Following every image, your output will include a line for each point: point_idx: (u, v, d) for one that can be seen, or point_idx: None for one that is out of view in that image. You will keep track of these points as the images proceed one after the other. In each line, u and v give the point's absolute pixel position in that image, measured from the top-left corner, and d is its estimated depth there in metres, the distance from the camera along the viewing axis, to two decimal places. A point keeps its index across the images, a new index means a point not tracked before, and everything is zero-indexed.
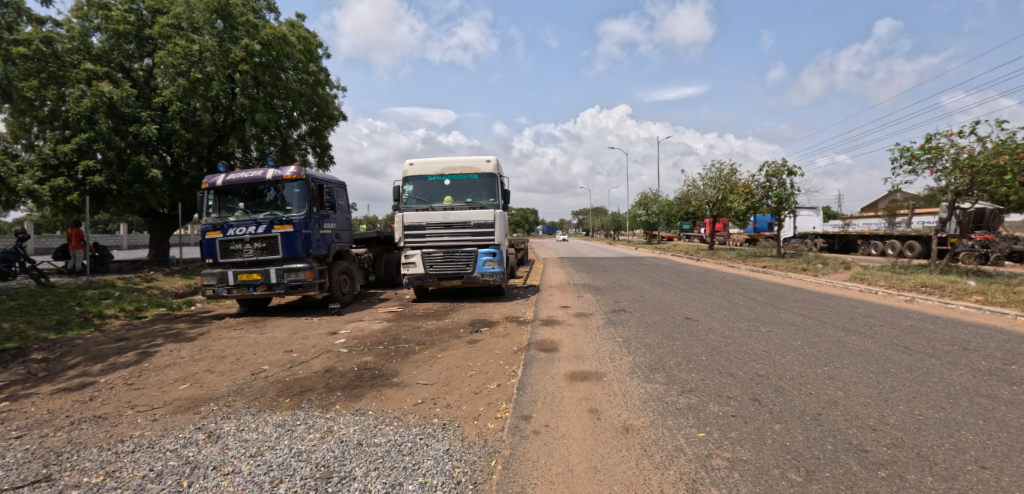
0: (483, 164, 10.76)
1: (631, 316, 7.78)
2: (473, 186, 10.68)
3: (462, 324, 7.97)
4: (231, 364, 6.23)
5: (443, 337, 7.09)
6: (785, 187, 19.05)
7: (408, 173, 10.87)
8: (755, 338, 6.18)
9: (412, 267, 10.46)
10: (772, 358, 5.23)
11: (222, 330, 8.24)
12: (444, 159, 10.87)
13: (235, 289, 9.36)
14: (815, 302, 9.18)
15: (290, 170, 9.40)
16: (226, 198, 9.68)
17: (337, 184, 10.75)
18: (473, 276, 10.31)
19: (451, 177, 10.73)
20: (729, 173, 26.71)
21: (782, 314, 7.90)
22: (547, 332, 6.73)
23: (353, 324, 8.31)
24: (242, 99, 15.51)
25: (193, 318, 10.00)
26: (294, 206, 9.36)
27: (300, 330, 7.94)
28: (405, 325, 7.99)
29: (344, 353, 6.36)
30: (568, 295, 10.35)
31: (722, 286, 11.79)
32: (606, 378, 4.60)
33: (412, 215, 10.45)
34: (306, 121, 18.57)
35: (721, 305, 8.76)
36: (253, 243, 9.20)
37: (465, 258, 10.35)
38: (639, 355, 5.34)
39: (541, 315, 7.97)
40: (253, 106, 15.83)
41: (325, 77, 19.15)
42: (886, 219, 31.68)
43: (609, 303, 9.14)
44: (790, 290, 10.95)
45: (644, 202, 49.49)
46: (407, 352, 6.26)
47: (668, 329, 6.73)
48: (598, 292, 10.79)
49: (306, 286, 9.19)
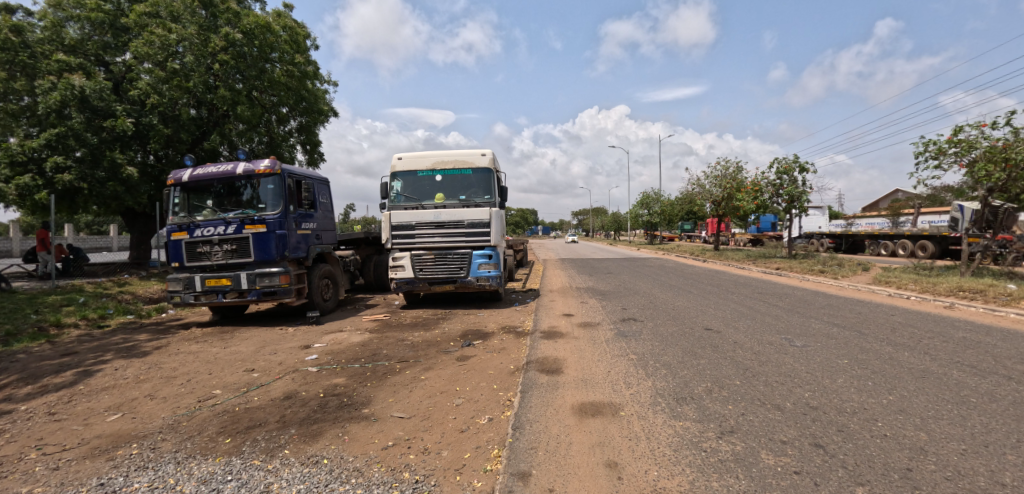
0: (479, 158, 9.84)
1: (643, 327, 6.86)
2: (467, 182, 9.78)
3: (453, 335, 7.05)
4: (179, 388, 5.33)
5: (429, 353, 6.16)
6: (799, 185, 18.00)
7: (397, 168, 9.97)
8: (793, 354, 5.27)
9: (400, 270, 9.56)
10: (822, 384, 4.31)
11: (183, 343, 7.34)
12: (435, 152, 9.96)
13: (203, 296, 8.47)
14: (846, 309, 8.27)
15: (264, 163, 8.45)
16: (194, 195, 8.77)
17: (319, 180, 9.78)
18: (467, 280, 9.40)
19: (443, 173, 9.83)
20: (735, 171, 25.83)
21: (813, 324, 7.00)
22: (550, 347, 5.81)
23: (330, 335, 7.39)
24: (223, 91, 14.58)
25: (158, 328, 9.08)
26: (267, 203, 8.40)
27: (269, 344, 7.03)
28: (389, 337, 7.08)
29: (312, 374, 5.45)
30: (571, 301, 9.44)
31: (736, 290, 10.90)
32: (624, 413, 3.68)
33: (400, 214, 9.56)
34: (294, 116, 17.69)
35: (742, 313, 7.85)
36: (222, 245, 8.30)
37: (459, 262, 9.43)
38: (661, 380, 4.42)
39: (542, 326, 7.05)
40: (235, 99, 14.90)
41: (313, 70, 18.20)
42: (894, 218, 30.81)
43: (617, 310, 8.26)
44: (813, 295, 10.02)
45: (646, 202, 48.48)
46: (385, 373, 5.35)
47: (689, 344, 5.81)
48: (604, 297, 9.89)
49: (282, 293, 8.29)
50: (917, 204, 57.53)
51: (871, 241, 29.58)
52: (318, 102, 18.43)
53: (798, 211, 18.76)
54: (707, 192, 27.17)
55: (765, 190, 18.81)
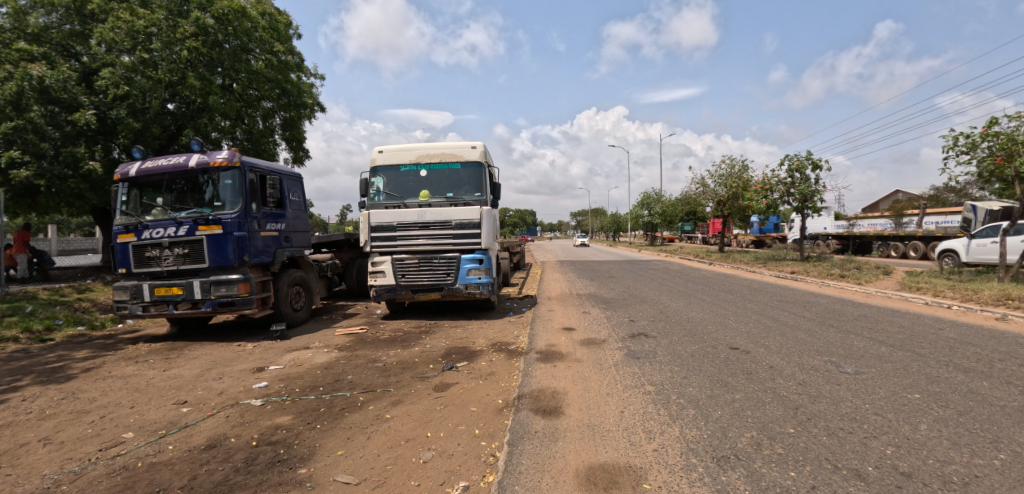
0: (468, 151, 8.83)
1: (657, 345, 5.83)
2: (455, 178, 8.74)
3: (434, 355, 6.00)
4: (86, 430, 4.29)
5: (401, 380, 5.10)
6: (811, 183, 16.97)
7: (377, 162, 8.95)
8: (848, 387, 4.26)
9: (380, 277, 8.50)
10: (904, 436, 3.31)
11: (119, 364, 6.30)
12: (420, 145, 8.94)
13: (153, 307, 7.45)
14: (885, 322, 7.26)
15: (221, 154, 7.38)
16: (142, 191, 7.71)
17: (290, 175, 8.70)
18: (455, 288, 8.34)
19: (429, 167, 8.80)
20: (740, 169, 24.90)
21: (855, 342, 5.98)
22: (547, 375, 4.77)
23: (292, 354, 6.34)
24: (194, 80, 13.48)
25: (106, 343, 8.04)
26: (224, 201, 7.34)
27: (217, 366, 5.99)
28: (358, 358, 6.03)
29: (252, 411, 4.41)
30: (571, 311, 8.40)
31: (753, 297, 9.91)
32: (648, 486, 2.65)
33: (380, 213, 8.51)
34: (277, 110, 16.65)
35: (769, 327, 6.82)
36: (172, 249, 7.28)
37: (445, 267, 8.36)
38: (692, 428, 3.39)
39: (539, 344, 6.00)
40: (208, 90, 13.81)
41: (296, 61, 17.20)
42: (900, 219, 29.98)
43: (624, 322, 7.26)
44: (840, 304, 9.00)
45: (646, 202, 47.37)
46: (342, 409, 4.31)
47: (717, 370, 4.78)
48: (608, 306, 8.89)
49: (240, 303, 7.22)
50: (922, 205, 56.51)
51: (880, 242, 28.59)
52: (302, 95, 17.35)
53: (810, 211, 17.73)
54: (711, 192, 26.12)
55: (775, 189, 17.80)
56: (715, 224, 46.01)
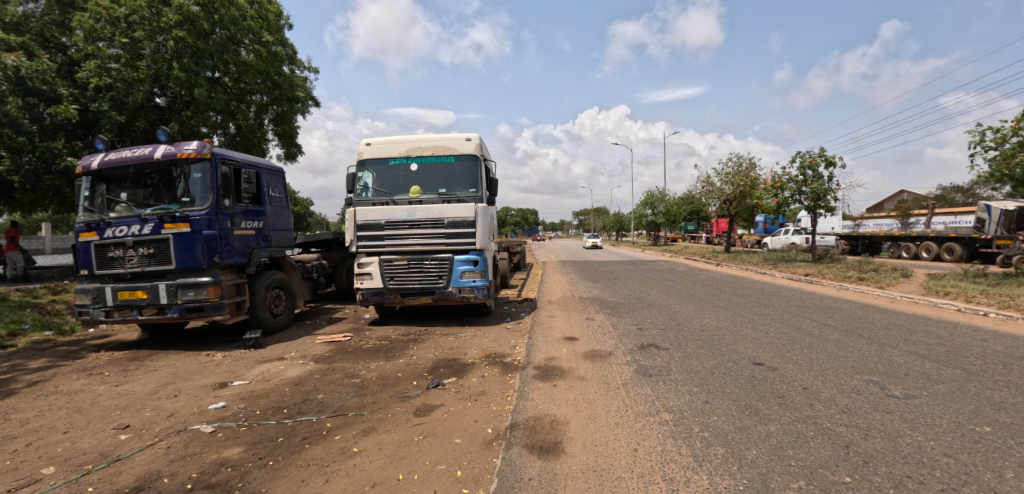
0: (463, 144, 8.14)
1: (670, 360, 5.16)
2: (448, 172, 8.07)
3: (419, 369, 5.34)
4: (3, 462, 3.65)
5: (378, 401, 4.45)
6: (824, 181, 16.22)
7: (365, 155, 8.28)
8: (903, 418, 3.60)
9: (367, 280, 7.85)
10: (991, 488, 2.63)
11: (70, 376, 5.67)
12: (411, 136, 8.27)
13: (116, 312, 6.82)
14: (920, 332, 6.57)
15: (190, 145, 6.76)
16: (105, 186, 7.08)
17: (270, 169, 8.06)
18: (447, 292, 7.67)
19: (420, 161, 8.12)
20: (748, 167, 24.18)
21: (895, 357, 5.30)
22: (547, 397, 4.10)
23: (262, 367, 5.69)
24: (178, 71, 12.83)
25: (69, 350, 7.41)
26: (193, 196, 6.69)
27: (177, 381, 5.34)
28: (334, 372, 5.38)
29: (199, 441, 3.76)
30: (573, 317, 7.72)
31: (769, 302, 9.22)
32: None
33: (367, 210, 7.85)
34: (268, 104, 16.02)
35: (793, 338, 6.15)
36: (136, 249, 6.66)
37: (437, 269, 7.68)
38: (724, 476, 2.72)
39: (537, 358, 5.33)
40: (193, 81, 13.14)
41: (288, 54, 16.57)
42: (905, 218, 29.28)
43: (631, 331, 6.58)
44: (865, 310, 8.31)
45: (650, 201, 46.55)
46: (303, 440, 3.66)
47: (744, 393, 4.12)
48: (614, 311, 8.22)
49: (209, 309, 6.56)
50: (930, 204, 55.54)
51: (890, 243, 27.78)
52: (294, 89, 16.68)
53: (822, 210, 16.99)
54: (717, 190, 25.37)
55: (786, 186, 17.04)
56: (719, 223, 45.28)
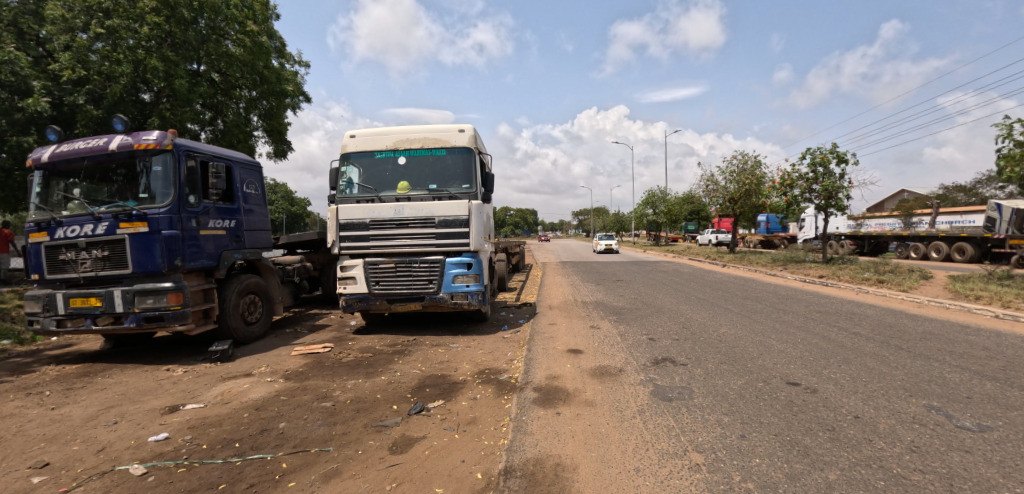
0: (455, 136, 7.42)
1: (691, 378, 4.46)
2: (440, 166, 7.35)
3: (402, 390, 4.65)
4: None
5: (350, 431, 3.75)
6: (836, 178, 15.54)
7: (349, 147, 7.57)
8: (989, 460, 2.91)
9: (351, 284, 7.14)
10: None
11: (5, 397, 4.97)
12: (399, 127, 7.55)
13: (69, 321, 6.13)
14: (965, 343, 5.87)
15: (150, 135, 6.06)
16: (57, 181, 6.38)
17: (244, 163, 7.35)
18: (438, 298, 6.95)
19: (409, 155, 7.40)
20: (753, 165, 23.50)
21: (949, 375, 4.61)
22: (549, 431, 3.40)
23: (224, 387, 4.99)
24: (156, 61, 12.14)
25: (21, 363, 6.70)
26: (152, 191, 6.00)
27: (123, 404, 4.65)
28: (305, 393, 4.68)
29: (123, 489, 3.06)
30: (577, 325, 7.03)
31: (787, 307, 8.53)
32: None
33: (350, 208, 7.14)
34: (255, 98, 15.35)
35: (825, 351, 5.45)
36: (90, 251, 5.97)
37: (427, 273, 6.96)
38: None
39: (537, 376, 4.63)
40: (172, 72, 12.44)
41: (276, 46, 15.94)
42: (908, 217, 28.81)
43: (642, 342, 5.88)
44: (894, 317, 7.62)
45: (651, 201, 45.67)
46: (250, 488, 2.96)
47: (786, 424, 3.43)
48: (621, 318, 7.52)
49: (170, 318, 5.88)
50: (933, 204, 54.84)
51: (898, 243, 27.07)
52: (283, 82, 15.95)
53: (833, 209, 16.32)
54: (721, 189, 24.67)
55: (795, 184, 16.35)
56: (720, 223, 44.66)
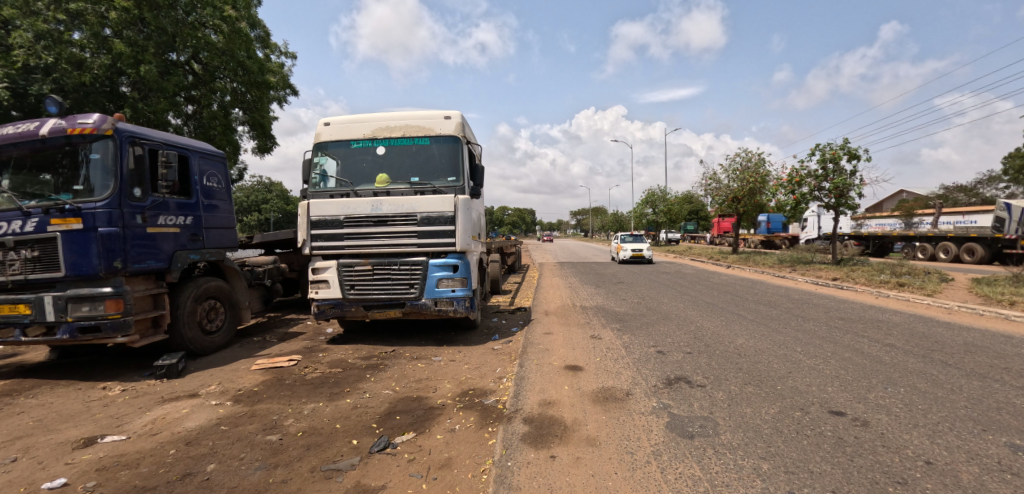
0: (441, 123, 6.64)
1: (714, 406, 3.71)
2: (422, 157, 6.57)
3: (367, 418, 3.88)
4: None
5: (292, 478, 2.99)
6: (847, 176, 14.82)
7: (322, 136, 6.79)
8: None
9: (323, 289, 6.37)
10: None
11: None
12: (378, 114, 6.77)
13: None
14: (1021, 360, 5.12)
15: (87, 119, 5.29)
16: None
17: (203, 152, 6.56)
18: (420, 305, 6.17)
19: (390, 144, 6.62)
20: (757, 163, 22.79)
21: (1019, 401, 3.86)
22: (541, 484, 2.64)
23: (161, 413, 4.22)
24: (122, 46, 11.36)
25: None
26: (89, 183, 5.23)
27: (32, 436, 3.87)
28: (251, 421, 3.92)
29: None
30: (576, 335, 6.27)
31: (805, 314, 7.77)
32: None
33: (323, 204, 6.38)
34: (235, 90, 14.52)
35: (864, 369, 4.70)
36: (18, 251, 5.20)
37: (408, 276, 6.17)
38: None
39: (529, 402, 3.87)
40: (141, 58, 11.65)
41: (258, 35, 15.19)
42: (911, 217, 28.06)
43: (651, 357, 5.12)
44: (925, 326, 6.87)
45: (651, 200, 44.99)
46: None
47: (844, 476, 2.69)
48: (624, 326, 6.76)
49: (108, 329, 5.12)
50: (936, 204, 54.04)
51: (904, 243, 26.29)
52: (266, 73, 15.02)
53: (843, 209, 15.59)
54: (724, 187, 23.91)
55: (804, 182, 15.62)
56: (720, 223, 44.01)
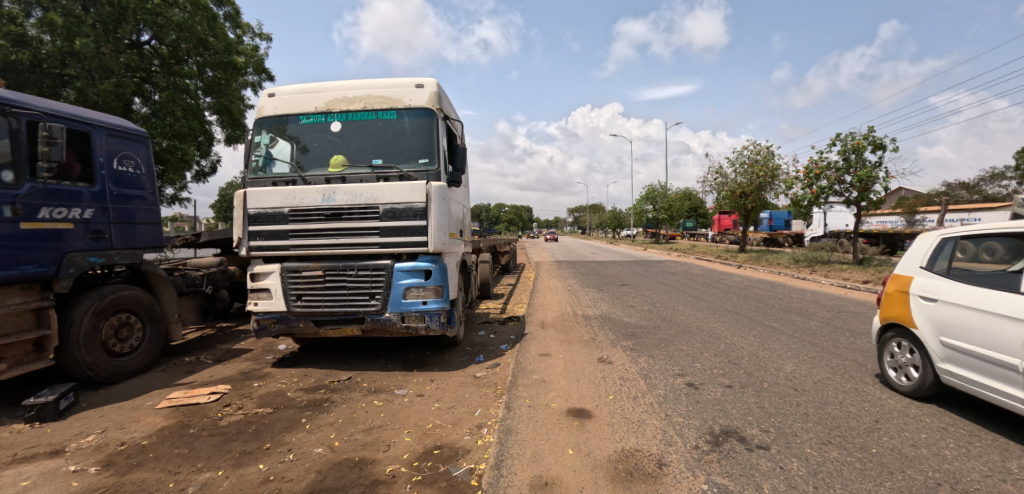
0: (411, 93, 5.36)
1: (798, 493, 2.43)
2: (387, 134, 5.26)
3: None
4: None
5: None
6: (871, 167, 13.55)
7: (266, 109, 5.49)
8: None
9: (262, 300, 5.08)
10: None
11: None
12: (334, 82, 5.48)
13: None
14: None
15: None
16: None
17: (112, 128, 5.27)
18: (383, 321, 4.87)
19: (348, 119, 5.32)
20: (767, 155, 21.45)
21: None
22: None
23: None
24: (55, 15, 10.05)
25: None
26: None
27: None
28: None
29: None
30: (580, 357, 5.01)
31: (852, 328, 6.48)
32: None
33: (263, 193, 5.09)
34: (201, 72, 13.07)
35: (978, 418, 3.42)
36: None
37: (367, 284, 4.89)
38: None
39: (515, 482, 2.60)
40: (77, 29, 10.28)
41: (225, 13, 13.81)
42: (913, 214, 28.26)
43: (682, 394, 3.85)
44: None
45: (650, 196, 43.57)
46: None
47: None
48: (638, 344, 5.46)
49: None
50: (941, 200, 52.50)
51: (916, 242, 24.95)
52: (234, 54, 13.68)
53: (865, 204, 14.30)
54: (730, 181, 22.58)
55: (823, 175, 14.39)
56: (722, 219, 42.74)
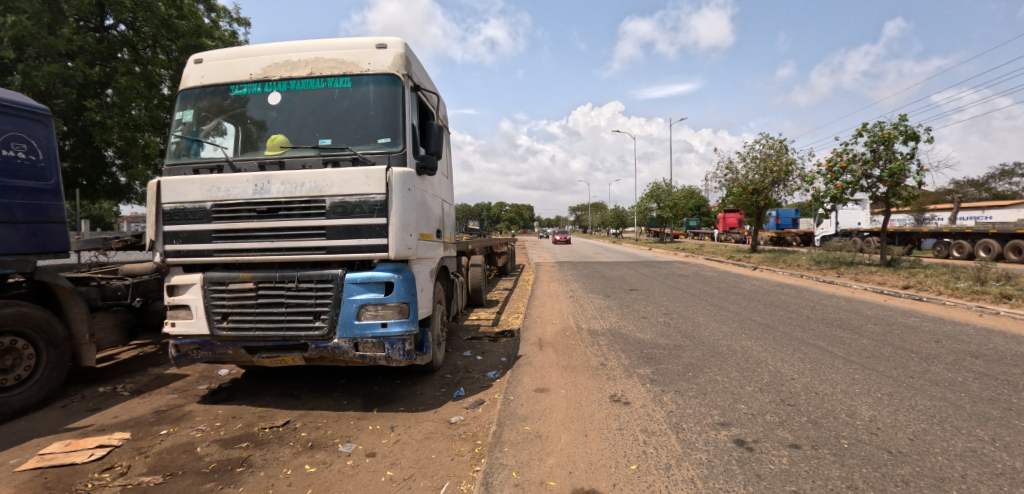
0: (371, 55, 4.24)
1: None
2: (340, 107, 4.14)
3: None
4: None
5: None
6: (903, 159, 12.35)
7: (192, 79, 4.39)
8: None
9: (180, 320, 3.97)
10: None
11: None
12: (277, 43, 4.37)
13: None
14: None
15: None
16: None
17: None
18: (330, 348, 3.75)
19: (292, 89, 4.21)
20: (781, 150, 20.27)
21: None
22: None
23: None
24: None
25: None
26: None
27: None
28: None
29: None
30: (587, 393, 3.87)
31: (915, 348, 5.31)
32: None
33: (179, 183, 3.98)
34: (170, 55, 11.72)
35: None
36: None
37: (311, 301, 3.77)
38: None
39: None
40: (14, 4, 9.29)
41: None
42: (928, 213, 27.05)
43: (734, 461, 2.71)
44: None
45: (654, 194, 42.36)
46: None
47: None
48: (659, 374, 4.33)
49: None
50: (953, 196, 51.03)
51: (935, 241, 23.65)
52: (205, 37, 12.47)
53: (893, 199, 13.12)
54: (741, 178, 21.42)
55: (848, 168, 13.21)
56: (727, 218, 41.33)
